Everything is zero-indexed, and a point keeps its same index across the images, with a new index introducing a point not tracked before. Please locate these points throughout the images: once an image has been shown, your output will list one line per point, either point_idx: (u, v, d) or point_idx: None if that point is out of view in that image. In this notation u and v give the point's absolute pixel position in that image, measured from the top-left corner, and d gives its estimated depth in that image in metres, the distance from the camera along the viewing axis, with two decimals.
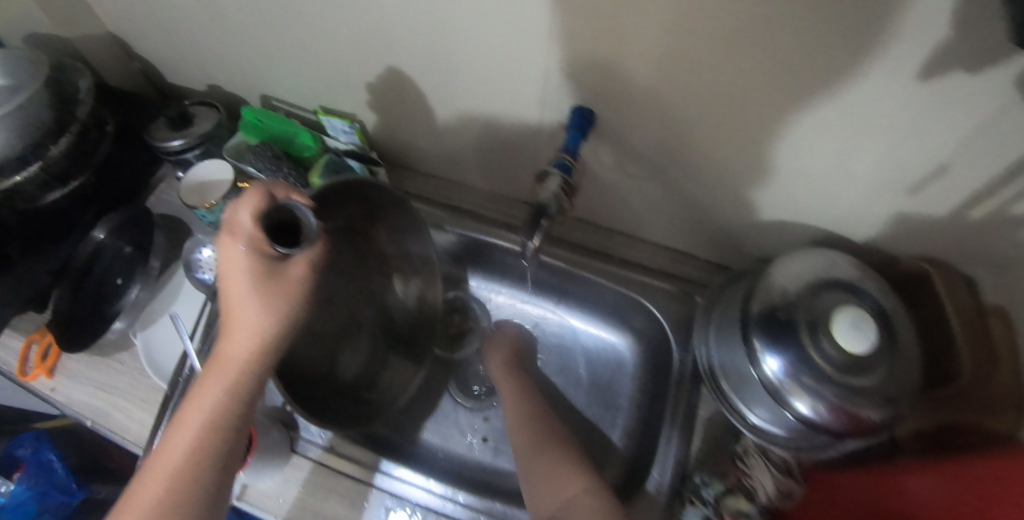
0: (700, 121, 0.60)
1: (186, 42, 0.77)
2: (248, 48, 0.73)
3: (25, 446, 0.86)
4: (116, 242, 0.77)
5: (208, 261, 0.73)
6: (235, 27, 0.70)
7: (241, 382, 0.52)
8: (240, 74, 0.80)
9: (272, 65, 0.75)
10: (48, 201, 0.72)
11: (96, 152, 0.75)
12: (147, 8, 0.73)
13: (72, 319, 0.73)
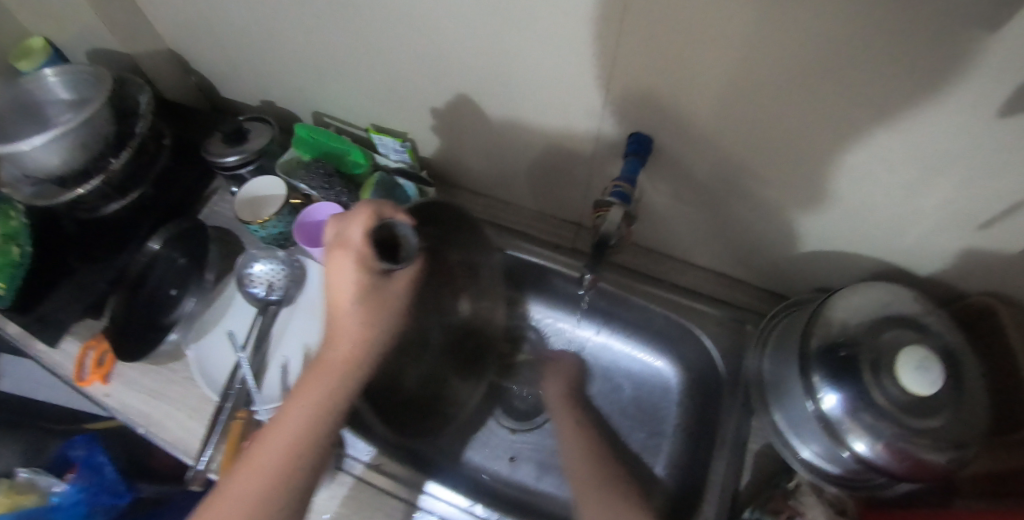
0: (761, 151, 0.59)
1: (243, 60, 0.79)
2: (304, 66, 0.74)
3: (78, 448, 0.90)
4: (171, 252, 0.79)
5: (260, 276, 0.74)
6: (293, 46, 0.71)
7: (342, 383, 0.58)
8: (294, 91, 0.81)
9: (327, 83, 0.76)
10: (108, 211, 0.74)
11: (155, 164, 0.77)
12: (208, 27, 0.74)
13: (128, 328, 0.75)
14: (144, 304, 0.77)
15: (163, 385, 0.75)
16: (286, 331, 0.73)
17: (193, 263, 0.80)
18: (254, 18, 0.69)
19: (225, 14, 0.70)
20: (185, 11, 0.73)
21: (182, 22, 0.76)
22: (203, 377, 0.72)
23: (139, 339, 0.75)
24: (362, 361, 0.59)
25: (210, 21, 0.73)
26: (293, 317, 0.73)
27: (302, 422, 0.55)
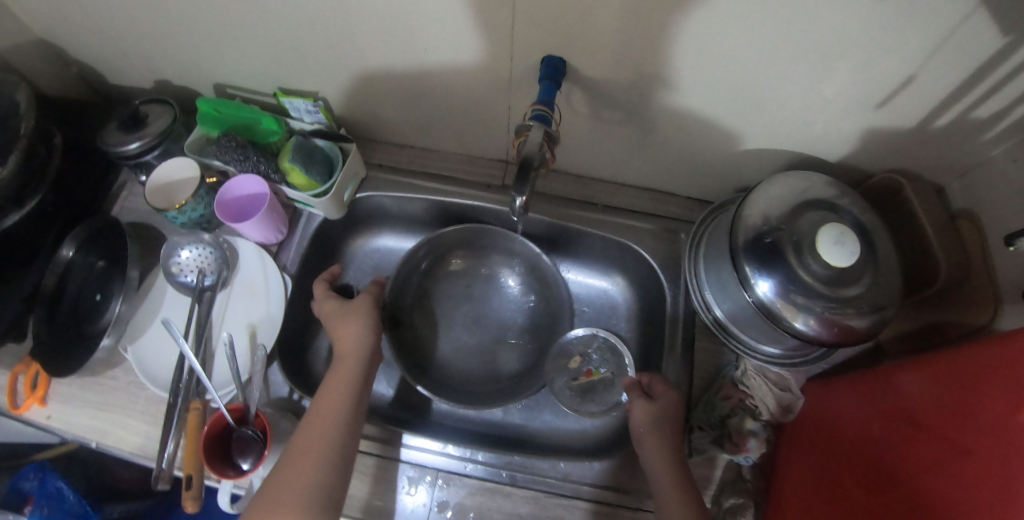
0: (675, 64, 0.60)
1: (122, 38, 0.72)
2: (190, 35, 0.69)
3: (29, 478, 0.80)
4: (86, 257, 0.74)
5: (188, 263, 0.71)
6: (172, 15, 0.65)
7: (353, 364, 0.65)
8: (186, 64, 0.75)
9: (219, 51, 0.71)
10: (7, 225, 0.66)
11: (48, 168, 0.69)
12: (75, 6, 0.67)
13: (55, 345, 0.69)
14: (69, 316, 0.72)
15: (108, 394, 0.71)
16: (228, 314, 0.71)
17: (112, 265, 0.75)
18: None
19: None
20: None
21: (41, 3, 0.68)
22: (150, 379, 0.70)
23: (70, 354, 0.69)
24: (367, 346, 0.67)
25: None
26: (233, 299, 0.71)
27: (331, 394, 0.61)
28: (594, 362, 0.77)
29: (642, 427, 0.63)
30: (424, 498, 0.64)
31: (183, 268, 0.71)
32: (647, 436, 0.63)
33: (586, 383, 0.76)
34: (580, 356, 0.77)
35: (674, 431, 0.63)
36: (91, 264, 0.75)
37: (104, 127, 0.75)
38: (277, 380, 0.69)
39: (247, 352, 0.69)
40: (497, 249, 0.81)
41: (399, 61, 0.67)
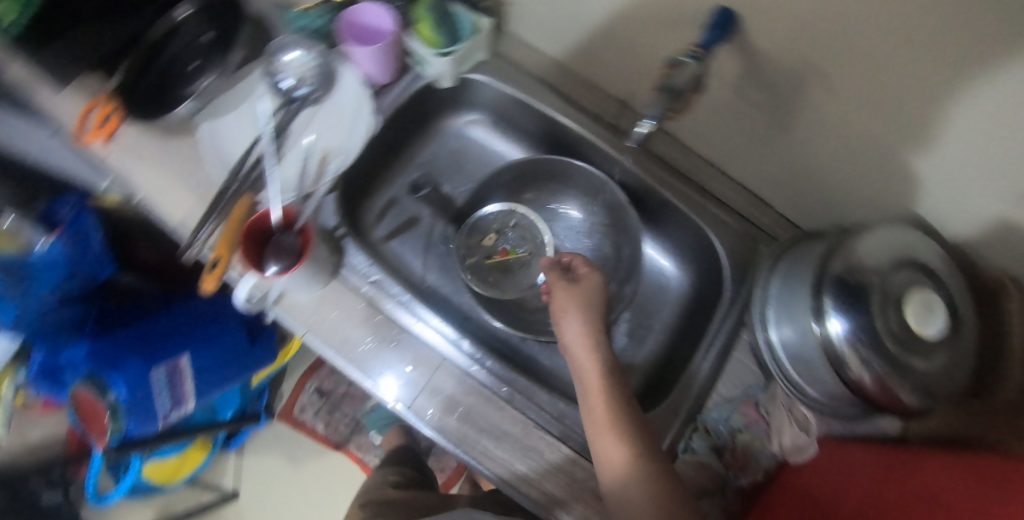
0: (843, 64, 0.55)
1: None
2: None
3: (66, 209, 0.79)
4: (198, 26, 0.74)
5: (291, 66, 0.67)
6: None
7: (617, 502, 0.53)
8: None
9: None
10: None
11: None
12: None
13: (138, 92, 0.72)
14: (162, 74, 0.73)
15: (170, 156, 0.72)
16: (306, 131, 0.70)
17: (218, 41, 0.74)
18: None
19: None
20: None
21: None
22: (213, 157, 0.71)
23: (154, 105, 0.73)
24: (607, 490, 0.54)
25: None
26: (317, 119, 0.70)
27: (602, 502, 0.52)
28: (510, 241, 0.81)
29: (562, 303, 0.65)
30: (422, 376, 0.64)
31: (284, 69, 0.67)
32: (567, 313, 0.65)
33: (502, 260, 0.80)
34: (496, 234, 0.81)
35: (591, 308, 0.65)
36: (200, 33, 0.74)
37: None
38: (325, 210, 0.69)
39: (309, 177, 0.68)
40: (585, 194, 0.78)
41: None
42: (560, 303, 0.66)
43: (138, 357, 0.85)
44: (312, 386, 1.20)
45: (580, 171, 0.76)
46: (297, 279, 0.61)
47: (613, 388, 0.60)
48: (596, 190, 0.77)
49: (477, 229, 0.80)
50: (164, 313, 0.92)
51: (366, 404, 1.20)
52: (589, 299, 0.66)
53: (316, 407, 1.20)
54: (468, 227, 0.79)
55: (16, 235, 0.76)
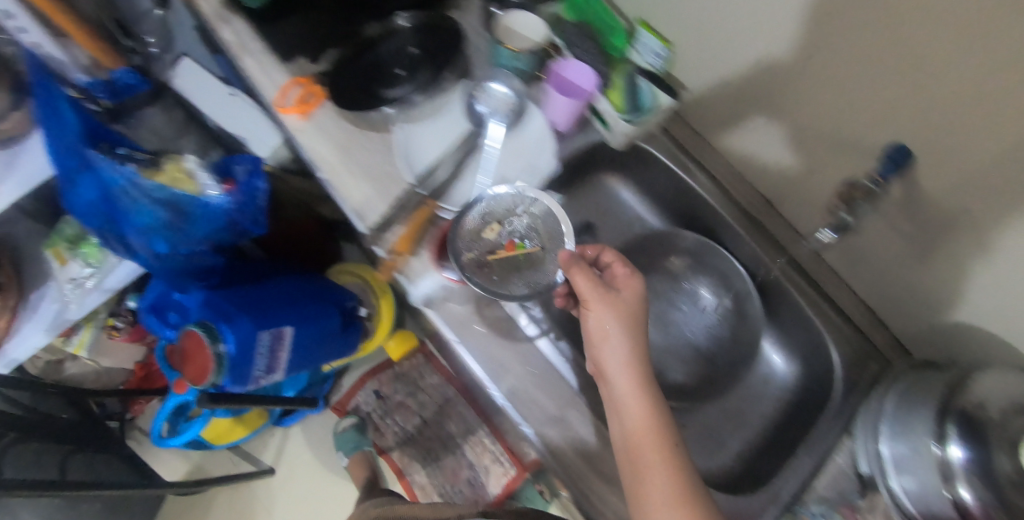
0: (999, 229, 0.57)
1: None
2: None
3: (242, 165, 0.83)
4: (411, 39, 0.78)
5: (492, 96, 0.75)
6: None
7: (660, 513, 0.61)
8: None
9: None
10: None
11: None
12: None
13: (341, 83, 0.76)
14: (367, 75, 0.77)
15: (359, 151, 0.74)
16: (488, 158, 0.74)
17: (426, 55, 0.77)
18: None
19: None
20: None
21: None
22: (405, 169, 0.72)
23: (353, 98, 0.75)
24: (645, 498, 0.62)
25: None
26: (506, 148, 0.75)
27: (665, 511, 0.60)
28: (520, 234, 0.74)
29: (601, 321, 0.67)
30: (545, 400, 0.73)
31: (483, 97, 0.75)
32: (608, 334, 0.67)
33: (510, 254, 0.74)
34: (498, 225, 0.74)
35: (627, 327, 0.67)
36: (410, 46, 0.78)
37: None
38: None
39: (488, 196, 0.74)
40: (724, 277, 0.82)
41: (764, 64, 0.69)
42: (598, 320, 0.67)
43: (252, 319, 0.88)
44: (372, 387, 1.24)
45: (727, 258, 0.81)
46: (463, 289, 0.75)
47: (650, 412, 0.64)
48: (736, 278, 0.81)
49: (477, 218, 0.73)
50: (276, 285, 0.99)
51: (419, 417, 1.23)
52: (626, 315, 0.67)
53: (372, 407, 1.23)
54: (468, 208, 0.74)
55: (190, 178, 0.78)
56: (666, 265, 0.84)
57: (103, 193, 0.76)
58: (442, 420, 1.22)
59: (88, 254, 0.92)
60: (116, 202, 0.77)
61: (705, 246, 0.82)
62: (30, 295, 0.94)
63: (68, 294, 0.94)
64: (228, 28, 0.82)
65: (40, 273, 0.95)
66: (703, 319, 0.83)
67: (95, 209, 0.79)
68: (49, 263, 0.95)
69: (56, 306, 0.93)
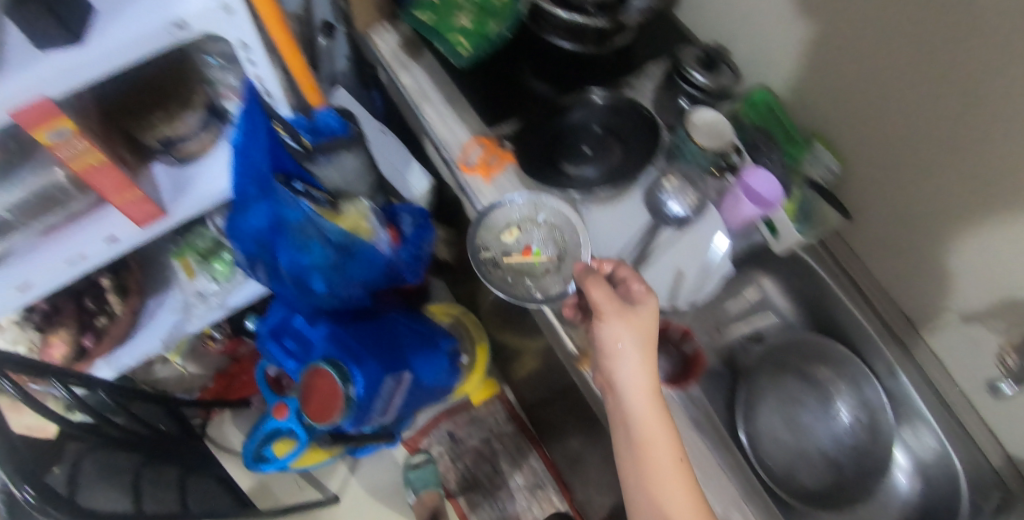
0: None
1: (745, 17, 0.84)
2: (810, 41, 0.76)
3: (409, 220, 0.85)
4: (596, 116, 0.78)
5: (677, 190, 0.75)
6: (821, 20, 0.72)
7: None
8: (769, 50, 0.83)
9: (813, 68, 0.78)
10: (557, 45, 0.77)
11: (614, 39, 0.78)
12: None
13: (529, 154, 0.76)
14: (547, 144, 0.77)
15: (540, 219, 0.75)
16: (669, 249, 0.76)
17: (608, 135, 0.78)
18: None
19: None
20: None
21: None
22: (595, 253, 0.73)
23: (539, 169, 0.76)
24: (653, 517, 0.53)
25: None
26: (687, 242, 0.76)
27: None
28: (536, 242, 0.72)
29: (612, 328, 0.58)
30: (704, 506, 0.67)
31: (668, 191, 0.75)
32: (621, 343, 0.58)
33: (523, 260, 0.71)
34: (519, 228, 0.72)
35: (647, 334, 0.58)
36: (594, 122, 0.79)
37: (682, 46, 0.82)
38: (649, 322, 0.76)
39: (666, 285, 0.75)
40: (856, 388, 0.85)
41: (934, 200, 0.70)
42: (611, 336, 0.58)
43: (379, 363, 0.88)
44: (445, 427, 1.25)
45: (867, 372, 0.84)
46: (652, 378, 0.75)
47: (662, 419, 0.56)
48: (868, 391, 0.84)
49: (501, 222, 0.74)
50: (388, 322, 0.95)
51: (489, 465, 1.22)
52: (643, 326, 0.58)
53: (444, 448, 1.23)
54: (482, 219, 0.72)
55: (366, 225, 0.76)
56: (812, 376, 0.86)
57: (271, 223, 0.74)
58: (512, 472, 1.22)
59: (219, 270, 0.91)
60: (282, 233, 0.75)
61: (844, 357, 0.85)
62: (149, 301, 0.94)
63: (192, 306, 0.93)
64: (408, 74, 0.83)
65: (162, 279, 0.95)
66: (836, 426, 0.84)
67: (256, 235, 0.76)
68: (175, 273, 0.94)
69: (177, 317, 0.92)
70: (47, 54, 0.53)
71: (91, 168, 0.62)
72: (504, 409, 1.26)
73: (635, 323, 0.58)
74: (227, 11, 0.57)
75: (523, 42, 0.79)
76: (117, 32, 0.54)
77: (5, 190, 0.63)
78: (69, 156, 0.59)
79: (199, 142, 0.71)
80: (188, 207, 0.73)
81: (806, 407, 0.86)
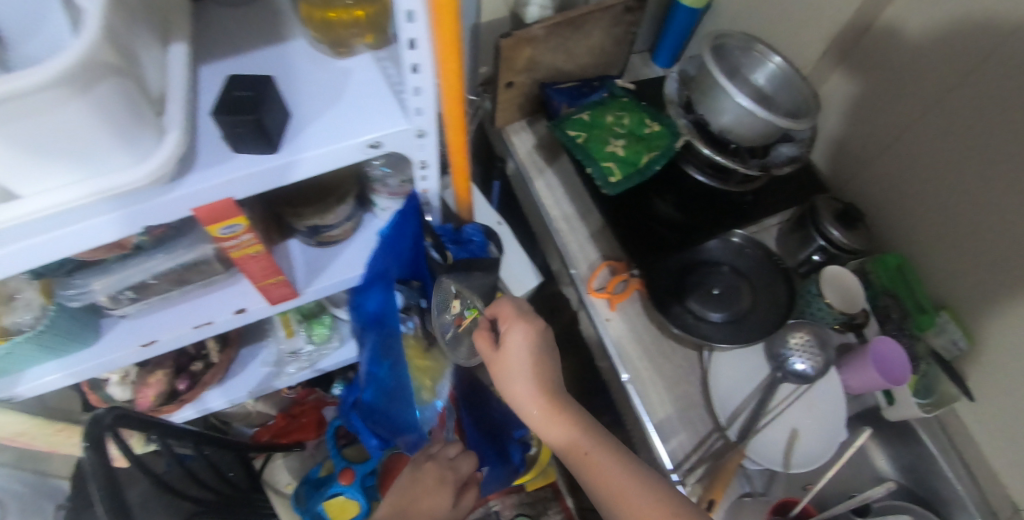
0: None
1: (885, 174, 0.83)
2: (953, 214, 0.75)
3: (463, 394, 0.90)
4: (726, 257, 0.79)
5: (803, 353, 0.73)
6: (980, 196, 0.71)
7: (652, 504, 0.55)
8: (904, 211, 0.82)
9: (951, 241, 0.77)
10: (698, 179, 0.77)
11: (758, 181, 0.78)
12: (896, 138, 0.80)
13: (658, 287, 0.76)
14: (674, 277, 0.78)
15: (663, 359, 0.76)
16: (789, 407, 0.74)
17: (738, 276, 0.78)
18: (983, 158, 0.69)
19: (952, 130, 0.72)
20: (916, 93, 0.75)
21: (895, 92, 0.78)
22: (718, 406, 0.72)
23: (664, 302, 0.75)
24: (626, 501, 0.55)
25: (926, 117, 0.74)
26: (804, 404, 0.74)
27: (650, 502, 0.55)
28: (466, 301, 0.69)
29: (498, 371, 0.64)
30: None
31: (796, 353, 0.73)
32: (509, 377, 0.64)
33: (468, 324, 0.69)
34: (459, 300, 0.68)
35: (534, 357, 0.64)
36: (723, 262, 0.79)
37: (823, 195, 0.81)
38: (752, 475, 0.73)
39: (780, 449, 0.72)
40: None
41: None
42: (501, 383, 0.65)
43: None
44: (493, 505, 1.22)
45: None
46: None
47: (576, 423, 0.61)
48: None
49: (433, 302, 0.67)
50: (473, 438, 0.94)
51: None
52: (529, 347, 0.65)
53: None
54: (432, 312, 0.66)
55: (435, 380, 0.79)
56: None
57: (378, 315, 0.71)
58: None
59: (319, 334, 0.92)
60: (382, 330, 0.71)
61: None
62: (242, 350, 0.95)
63: (285, 362, 0.94)
64: (542, 182, 0.85)
65: (258, 329, 0.97)
66: None
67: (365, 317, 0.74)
68: (275, 328, 0.95)
69: (266, 371, 0.94)
70: (241, 155, 0.52)
71: (250, 256, 0.62)
72: (555, 498, 1.24)
73: (519, 351, 0.64)
74: (419, 135, 0.54)
75: (664, 173, 0.81)
76: (312, 146, 0.53)
77: (161, 259, 0.65)
78: (233, 247, 0.59)
79: (341, 229, 0.72)
80: (320, 290, 0.72)
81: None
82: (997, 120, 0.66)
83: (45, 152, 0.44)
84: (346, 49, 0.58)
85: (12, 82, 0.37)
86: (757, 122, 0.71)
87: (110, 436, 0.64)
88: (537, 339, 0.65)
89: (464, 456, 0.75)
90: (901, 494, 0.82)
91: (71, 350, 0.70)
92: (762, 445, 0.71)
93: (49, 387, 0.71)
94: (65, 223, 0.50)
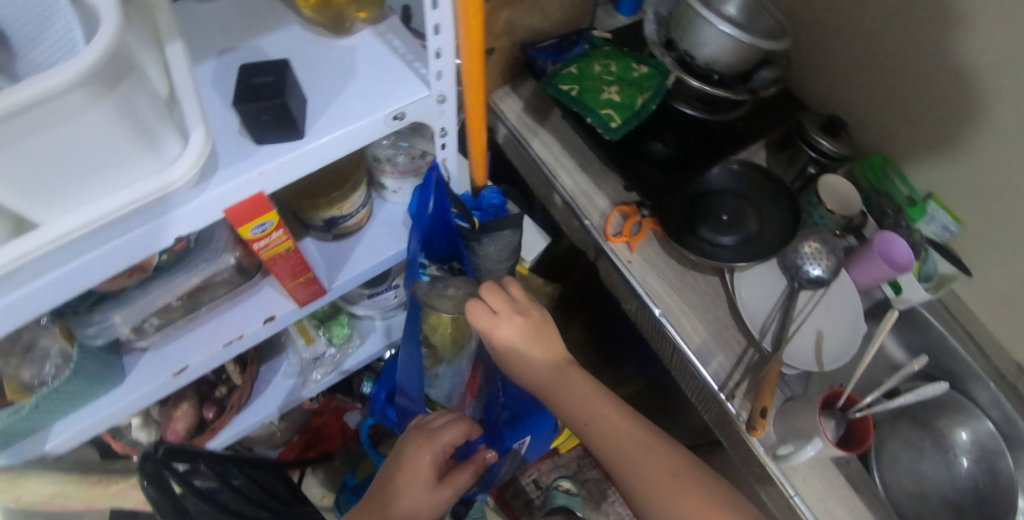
0: None
1: (851, 85, 0.88)
2: (923, 111, 0.80)
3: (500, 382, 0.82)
4: (730, 184, 0.82)
5: (814, 256, 0.76)
6: (947, 87, 0.76)
7: (673, 467, 0.56)
8: (876, 116, 0.87)
9: (923, 135, 0.82)
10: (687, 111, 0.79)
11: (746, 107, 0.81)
12: (856, 49, 0.84)
13: (673, 220, 0.79)
14: (684, 209, 0.80)
15: (689, 289, 0.79)
16: (812, 311, 0.78)
17: (744, 200, 0.81)
18: (943, 50, 0.74)
19: (910, 31, 0.76)
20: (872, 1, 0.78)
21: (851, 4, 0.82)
22: (749, 322, 0.76)
23: (680, 234, 0.78)
24: (654, 475, 0.55)
25: (883, 22, 0.79)
26: (826, 308, 0.78)
27: (670, 460, 0.56)
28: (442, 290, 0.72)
29: (511, 354, 0.64)
30: None
31: (810, 259, 0.77)
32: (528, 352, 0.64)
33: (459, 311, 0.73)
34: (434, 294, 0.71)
35: (547, 335, 0.65)
36: (726, 189, 0.82)
37: (803, 112, 0.85)
38: (791, 382, 0.77)
39: (811, 351, 0.76)
40: (977, 429, 0.81)
41: None
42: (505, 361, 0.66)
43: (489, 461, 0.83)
44: (530, 475, 1.24)
45: (985, 412, 0.82)
46: (833, 425, 0.70)
47: (607, 399, 0.62)
48: (981, 422, 0.81)
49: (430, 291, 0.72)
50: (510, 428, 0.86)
51: None
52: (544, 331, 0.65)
53: (532, 496, 1.23)
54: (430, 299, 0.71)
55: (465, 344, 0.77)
56: (931, 423, 0.84)
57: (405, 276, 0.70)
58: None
59: (339, 334, 0.91)
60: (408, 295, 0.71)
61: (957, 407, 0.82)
62: (262, 368, 0.94)
63: (309, 370, 0.93)
64: (538, 142, 0.88)
65: (274, 344, 0.96)
66: (968, 476, 0.80)
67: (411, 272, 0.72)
68: (293, 338, 0.93)
69: (291, 383, 0.93)
70: (265, 147, 0.51)
71: (281, 256, 0.60)
72: (588, 455, 1.27)
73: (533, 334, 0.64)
74: (440, 100, 0.55)
75: (654, 114, 0.84)
76: (337, 124, 0.52)
77: (183, 276, 0.64)
78: (264, 247, 0.57)
79: (356, 218, 0.71)
80: (345, 283, 0.71)
81: (925, 454, 0.82)
82: (952, 11, 0.71)
83: (68, 168, 0.40)
84: (344, 28, 0.57)
85: (37, 86, 0.34)
86: (741, 50, 0.73)
87: (168, 471, 0.60)
88: (528, 323, 0.64)
89: (451, 424, 0.70)
90: (918, 377, 0.87)
91: (97, 395, 0.66)
92: (796, 352, 0.75)
93: (77, 440, 0.67)
94: (48, 271, 0.45)
